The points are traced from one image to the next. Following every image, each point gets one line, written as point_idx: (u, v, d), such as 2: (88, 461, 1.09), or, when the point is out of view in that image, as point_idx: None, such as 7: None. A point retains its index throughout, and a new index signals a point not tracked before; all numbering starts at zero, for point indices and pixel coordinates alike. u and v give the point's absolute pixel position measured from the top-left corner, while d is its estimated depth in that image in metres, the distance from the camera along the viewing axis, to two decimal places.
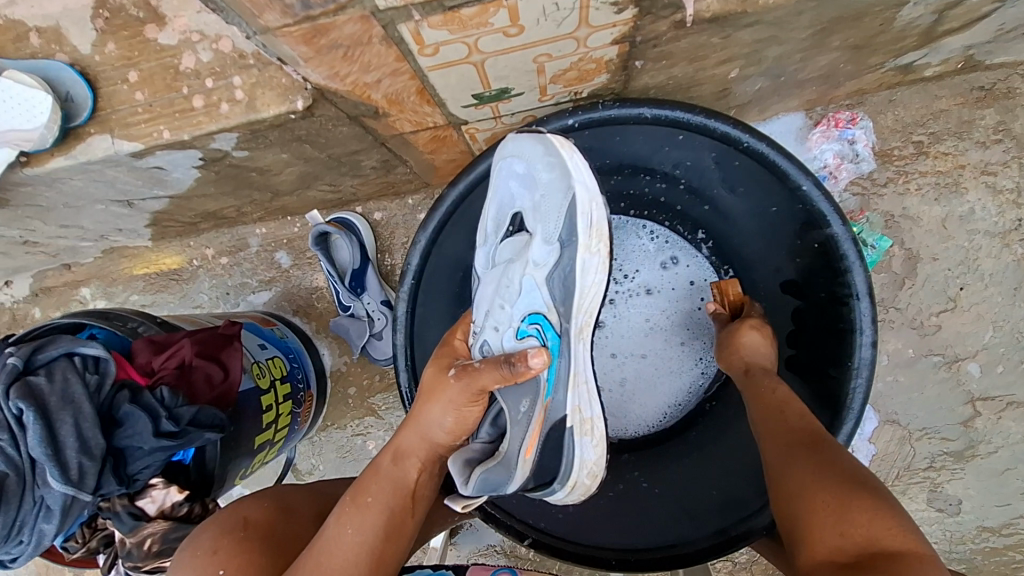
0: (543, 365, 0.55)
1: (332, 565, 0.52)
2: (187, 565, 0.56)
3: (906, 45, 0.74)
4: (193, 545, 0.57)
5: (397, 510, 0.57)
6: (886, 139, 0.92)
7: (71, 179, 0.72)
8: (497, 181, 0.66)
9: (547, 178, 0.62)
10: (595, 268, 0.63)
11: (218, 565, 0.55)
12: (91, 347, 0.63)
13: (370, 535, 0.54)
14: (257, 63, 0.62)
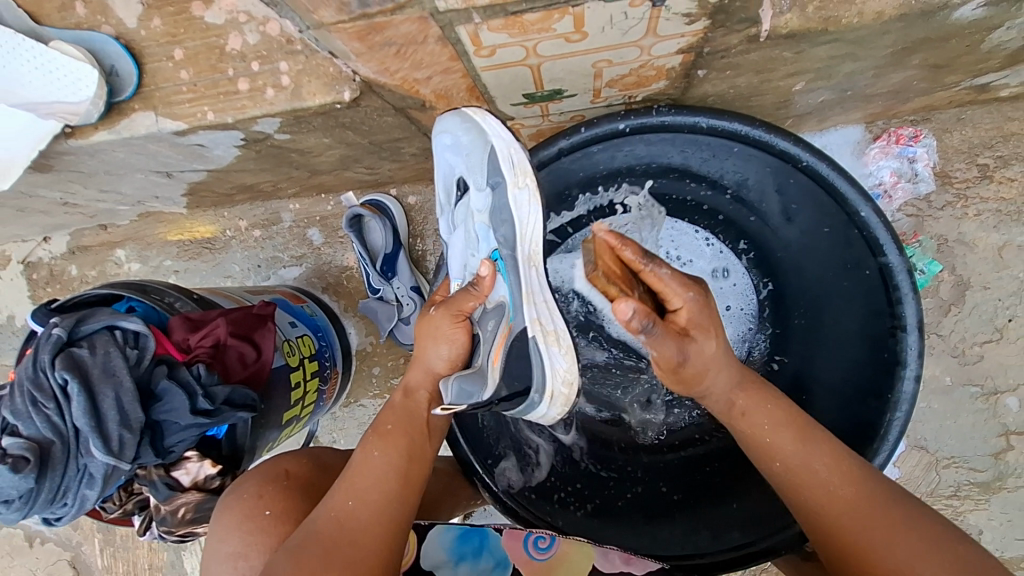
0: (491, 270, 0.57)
1: (363, 484, 0.55)
2: (235, 508, 0.60)
3: (989, 66, 0.69)
4: (239, 489, 0.61)
5: (419, 439, 0.60)
6: (949, 159, 0.87)
7: (113, 152, 0.72)
8: (436, 156, 0.65)
9: (470, 139, 0.60)
10: (529, 200, 0.57)
11: (265, 507, 0.59)
12: (132, 321, 0.65)
13: (396, 458, 0.58)
14: (305, 50, 0.60)
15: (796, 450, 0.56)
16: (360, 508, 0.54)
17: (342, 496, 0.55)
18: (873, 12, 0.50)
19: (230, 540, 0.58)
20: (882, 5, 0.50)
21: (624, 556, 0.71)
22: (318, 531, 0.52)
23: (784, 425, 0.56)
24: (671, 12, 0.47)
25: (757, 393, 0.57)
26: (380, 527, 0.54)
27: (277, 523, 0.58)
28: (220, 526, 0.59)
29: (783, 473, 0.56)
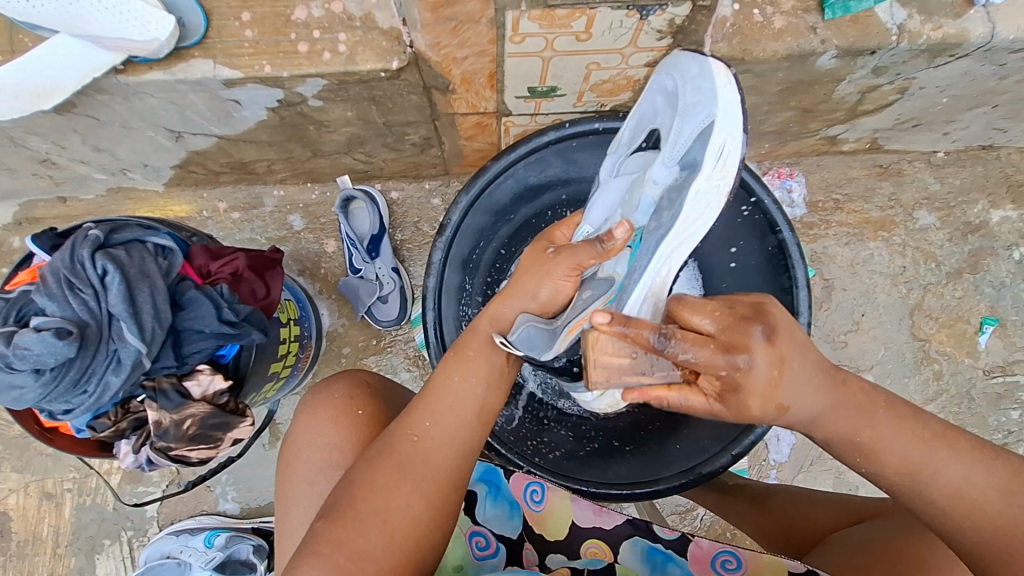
0: (627, 234, 0.62)
1: (440, 402, 0.64)
2: (327, 405, 0.68)
3: (837, 117, 0.99)
4: (328, 392, 0.69)
5: (497, 366, 0.66)
6: (813, 192, 1.18)
7: (151, 96, 0.79)
8: (646, 94, 0.70)
9: (694, 92, 0.62)
10: (712, 200, 0.59)
11: (357, 406, 0.68)
12: (161, 237, 0.70)
13: (473, 383, 0.65)
14: (362, 26, 0.74)
15: (919, 455, 0.56)
16: (434, 429, 0.63)
17: (420, 416, 0.64)
18: (771, 50, 0.75)
19: (318, 433, 0.66)
20: (777, 46, 0.75)
21: (595, 509, 0.84)
22: (389, 447, 0.62)
23: (892, 423, 0.56)
24: (650, 27, 0.69)
25: (850, 408, 0.57)
26: (452, 443, 0.64)
27: (362, 424, 0.67)
28: (309, 420, 0.68)
29: (901, 481, 0.57)
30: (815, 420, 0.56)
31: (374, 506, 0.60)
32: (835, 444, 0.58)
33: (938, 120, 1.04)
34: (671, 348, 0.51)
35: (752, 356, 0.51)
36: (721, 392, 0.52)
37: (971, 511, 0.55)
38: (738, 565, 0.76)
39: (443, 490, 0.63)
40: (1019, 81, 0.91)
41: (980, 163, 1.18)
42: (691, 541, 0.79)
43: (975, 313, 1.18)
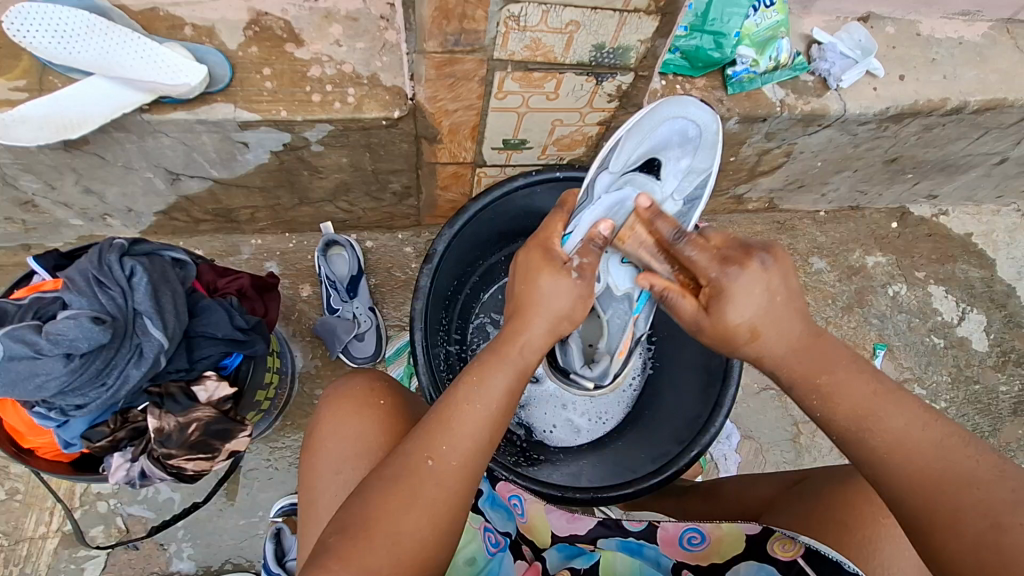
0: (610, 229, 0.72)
1: (459, 422, 0.62)
2: (350, 397, 0.75)
3: (742, 177, 1.24)
4: (351, 385, 0.76)
5: (515, 387, 0.66)
6: (729, 243, 1.42)
7: (167, 135, 0.88)
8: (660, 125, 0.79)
9: (704, 143, 0.82)
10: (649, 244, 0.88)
11: (378, 397, 0.75)
12: (177, 251, 0.76)
13: (489, 404, 0.63)
14: (369, 83, 0.89)
15: (868, 405, 0.59)
16: (453, 452, 0.61)
17: (440, 438, 0.61)
18: None
19: (345, 424, 0.72)
20: None
21: (569, 515, 0.86)
22: (404, 471, 0.60)
23: (854, 379, 0.60)
24: (603, 91, 0.88)
25: (807, 356, 0.63)
26: (469, 466, 0.61)
27: (382, 413, 0.73)
28: (336, 417, 0.74)
29: (847, 426, 0.59)
30: (780, 360, 0.64)
31: (386, 527, 0.57)
32: (787, 376, 0.63)
33: (817, 182, 1.32)
34: (683, 242, 0.67)
35: (744, 272, 0.63)
36: (708, 297, 0.65)
37: (910, 472, 0.55)
38: (704, 540, 0.80)
39: (453, 511, 0.60)
40: (869, 149, 1.20)
41: (852, 220, 1.48)
42: (657, 526, 0.83)
43: (868, 340, 1.42)
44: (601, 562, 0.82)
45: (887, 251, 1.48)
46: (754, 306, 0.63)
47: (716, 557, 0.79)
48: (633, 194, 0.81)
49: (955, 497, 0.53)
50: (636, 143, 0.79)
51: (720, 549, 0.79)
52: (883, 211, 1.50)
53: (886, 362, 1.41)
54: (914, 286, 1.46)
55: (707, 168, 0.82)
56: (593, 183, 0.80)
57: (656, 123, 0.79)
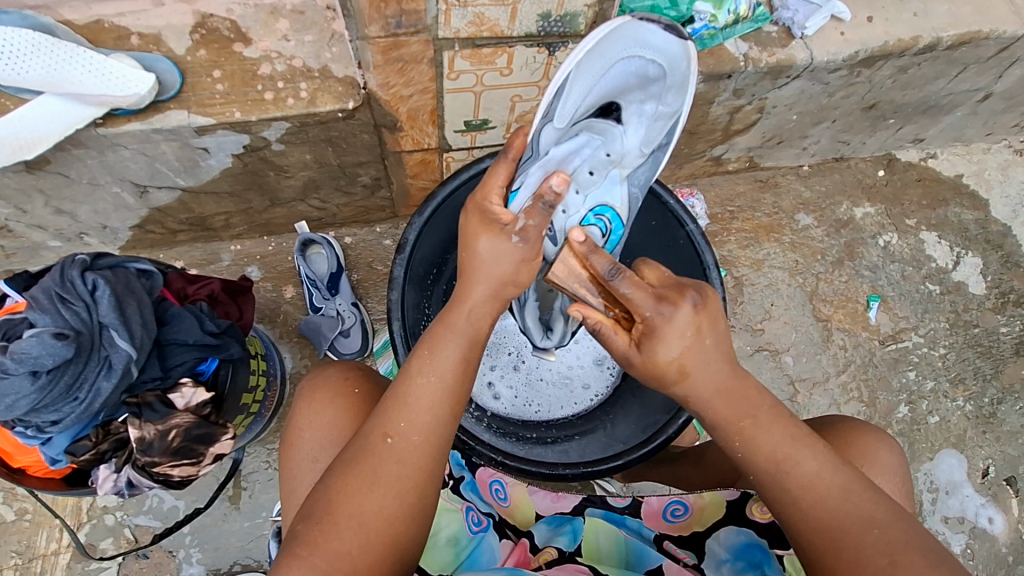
0: (563, 185, 0.61)
1: (415, 399, 0.61)
2: (325, 387, 0.72)
3: (716, 137, 1.23)
4: (324, 375, 0.73)
5: (471, 355, 0.64)
6: (712, 206, 1.41)
7: (126, 148, 0.88)
8: (615, 66, 0.73)
9: (671, 82, 0.75)
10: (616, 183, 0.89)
11: (352, 386, 0.73)
12: (142, 262, 0.76)
13: (443, 376, 0.62)
14: (320, 76, 0.88)
15: (788, 450, 0.62)
16: (413, 426, 0.60)
17: (395, 415, 0.60)
18: None
19: (320, 413, 0.70)
20: None
21: (554, 495, 0.84)
22: (365, 450, 0.59)
23: (774, 429, 0.63)
24: (557, 61, 0.87)
25: (735, 399, 0.63)
26: (432, 438, 0.60)
27: (357, 401, 0.72)
28: (311, 408, 0.71)
29: (768, 469, 0.62)
30: (707, 402, 0.63)
31: (349, 509, 0.56)
32: (718, 430, 0.64)
33: (795, 135, 1.30)
34: (619, 280, 0.62)
35: (678, 311, 0.61)
36: (641, 334, 0.62)
37: (821, 512, 0.60)
38: (687, 510, 0.79)
39: (420, 487, 0.59)
40: (844, 96, 1.18)
41: (837, 172, 1.45)
42: (643, 501, 0.82)
43: (861, 293, 1.40)
44: (585, 547, 0.80)
45: (875, 200, 1.45)
46: (685, 346, 0.61)
47: (698, 526, 0.79)
48: (590, 141, 0.81)
49: (858, 539, 0.58)
50: (585, 89, 0.74)
51: (702, 517, 0.79)
52: (868, 160, 1.47)
53: (880, 313, 1.39)
54: (905, 234, 1.43)
55: (672, 111, 0.78)
56: (541, 136, 0.76)
57: (609, 62, 0.72)
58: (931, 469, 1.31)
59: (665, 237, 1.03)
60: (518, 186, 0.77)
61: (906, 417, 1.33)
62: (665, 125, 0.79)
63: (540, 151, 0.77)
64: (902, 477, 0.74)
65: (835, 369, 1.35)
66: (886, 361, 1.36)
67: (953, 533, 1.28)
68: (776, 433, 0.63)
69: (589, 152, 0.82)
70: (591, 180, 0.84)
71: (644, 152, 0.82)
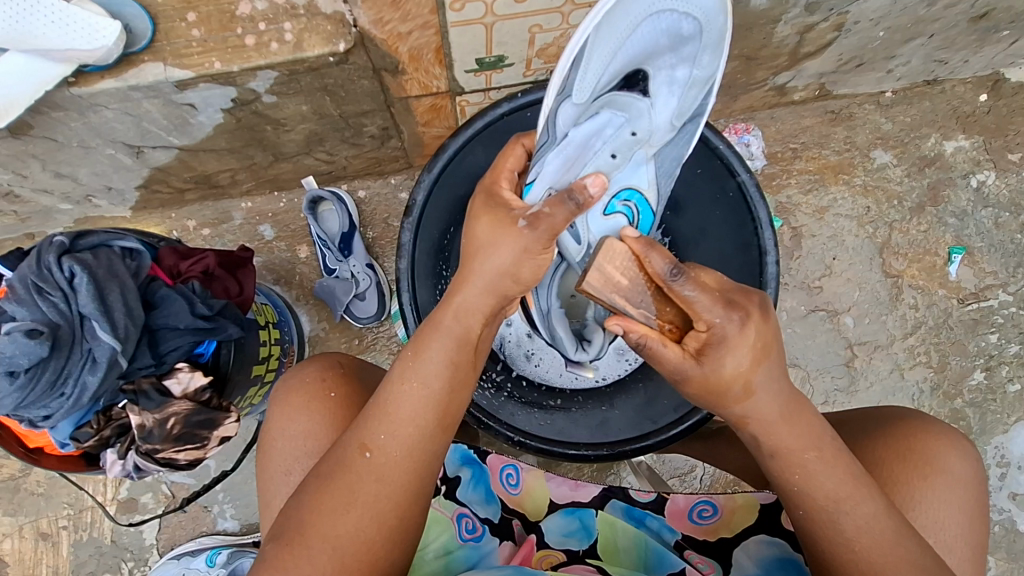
0: (602, 189, 0.56)
1: (397, 414, 0.58)
2: (299, 389, 0.65)
3: (781, 63, 1.03)
4: (300, 374, 0.66)
5: (460, 359, 0.60)
6: (770, 144, 1.22)
7: (106, 108, 0.80)
8: (639, 28, 0.63)
9: (706, 40, 0.65)
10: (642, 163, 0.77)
11: (329, 388, 0.65)
12: (127, 240, 0.70)
13: (427, 385, 0.59)
14: (306, 13, 0.76)
15: (849, 491, 0.58)
16: (393, 442, 0.57)
17: (375, 429, 0.58)
18: None
19: (292, 421, 0.64)
20: None
21: (573, 483, 0.77)
22: (341, 465, 0.57)
23: (836, 468, 0.59)
24: None
25: (793, 426, 0.60)
26: (411, 454, 0.58)
27: (332, 407, 0.65)
28: (283, 413, 0.65)
29: (823, 509, 0.59)
30: (769, 426, 0.60)
31: (322, 531, 0.55)
32: (778, 456, 0.60)
33: (880, 57, 1.08)
34: (681, 282, 0.57)
35: (748, 320, 0.58)
36: (702, 343, 0.59)
37: (880, 557, 0.56)
38: (715, 513, 0.74)
39: (400, 507, 0.57)
40: (949, 6, 0.95)
41: (928, 98, 1.22)
42: (667, 497, 0.76)
43: (942, 244, 1.21)
44: (602, 546, 0.75)
45: (972, 131, 1.23)
46: (750, 358, 0.58)
47: (726, 532, 0.73)
48: (612, 121, 0.69)
49: None
50: (607, 56, 0.64)
51: (731, 521, 0.73)
52: (969, 82, 1.22)
53: (963, 268, 1.21)
54: (1004, 173, 1.22)
55: (708, 76, 0.67)
56: (557, 115, 0.65)
57: (635, 25, 0.62)
58: (1004, 443, 1.18)
59: (710, 188, 0.92)
60: (533, 178, 0.67)
61: (981, 384, 1.19)
62: (700, 92, 0.69)
63: (556, 136, 0.67)
64: (972, 488, 0.65)
65: (902, 331, 1.20)
66: (963, 323, 1.20)
67: (1021, 510, 1.17)
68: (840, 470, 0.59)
69: (611, 133, 0.70)
70: (614, 165, 0.72)
71: (674, 126, 0.71)
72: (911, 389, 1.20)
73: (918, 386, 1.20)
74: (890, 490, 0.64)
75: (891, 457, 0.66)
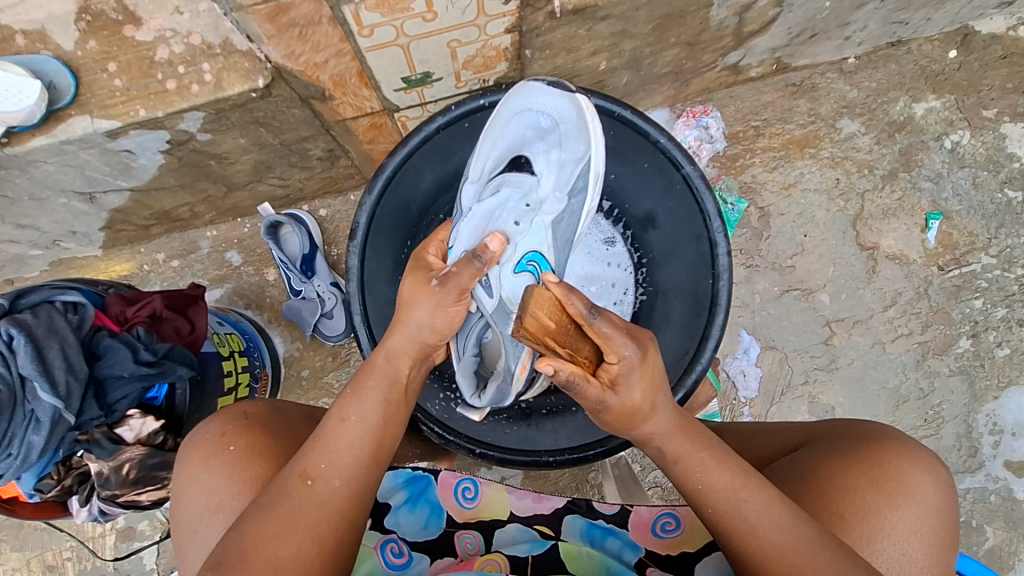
0: (501, 244, 0.58)
1: (337, 444, 0.60)
2: (200, 448, 0.66)
3: (726, 44, 1.00)
4: (201, 432, 0.67)
5: (392, 397, 0.64)
6: (731, 124, 1.18)
7: (45, 162, 0.82)
8: (509, 120, 0.72)
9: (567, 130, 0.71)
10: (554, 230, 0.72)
11: (228, 442, 0.66)
12: (70, 295, 0.71)
13: (365, 420, 0.62)
14: (223, 52, 0.76)
15: (741, 483, 0.60)
16: (333, 471, 0.59)
17: (316, 457, 0.60)
18: None
19: (195, 480, 0.65)
20: None
21: (535, 495, 0.80)
22: (282, 494, 0.57)
23: (721, 467, 0.61)
24: None
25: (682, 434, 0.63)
26: (353, 478, 0.60)
27: (232, 460, 0.65)
28: (187, 472, 0.66)
29: (723, 503, 0.60)
30: (663, 438, 0.64)
31: (264, 554, 0.54)
32: (679, 459, 0.63)
33: (833, 25, 1.04)
34: (598, 321, 0.56)
35: (647, 354, 0.59)
36: (613, 375, 0.59)
37: (783, 540, 0.57)
38: (678, 526, 0.75)
39: (338, 533, 0.58)
40: None
41: (893, 60, 1.18)
42: (632, 510, 0.77)
43: (918, 211, 1.18)
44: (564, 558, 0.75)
45: (943, 90, 1.18)
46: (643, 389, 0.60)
47: (687, 547, 0.74)
48: (512, 196, 0.69)
49: (812, 566, 0.54)
50: (489, 145, 0.73)
51: (691, 536, 0.74)
52: (936, 39, 1.17)
53: (941, 233, 1.17)
54: (979, 131, 1.17)
55: (580, 155, 0.70)
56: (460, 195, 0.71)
57: (504, 119, 0.72)
58: (994, 410, 1.16)
59: (658, 183, 0.90)
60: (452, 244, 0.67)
61: (967, 352, 1.16)
62: (575, 170, 0.70)
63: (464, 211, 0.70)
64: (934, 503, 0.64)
65: (880, 304, 1.17)
66: (945, 290, 1.17)
67: (1016, 477, 1.15)
68: (723, 467, 0.61)
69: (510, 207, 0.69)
70: (518, 232, 0.67)
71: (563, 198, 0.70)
72: (894, 362, 1.17)
73: (902, 359, 1.17)
74: (857, 518, 0.62)
75: (859, 483, 0.64)
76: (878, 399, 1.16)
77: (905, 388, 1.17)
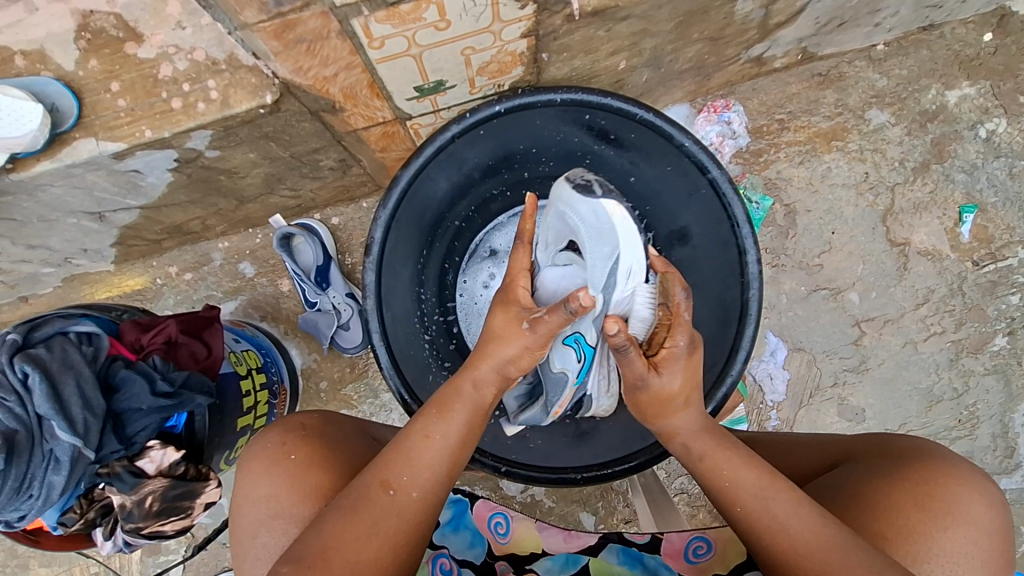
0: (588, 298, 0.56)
1: (421, 459, 0.60)
2: (259, 455, 0.65)
3: (751, 37, 0.95)
4: (262, 441, 0.66)
5: (475, 421, 0.64)
6: (755, 118, 1.14)
7: (53, 186, 0.80)
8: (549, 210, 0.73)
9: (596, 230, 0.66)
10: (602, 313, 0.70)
11: (288, 450, 0.65)
12: (84, 324, 0.69)
13: (448, 436, 0.62)
14: (228, 68, 0.73)
15: (767, 483, 0.61)
16: (413, 485, 0.59)
17: (399, 469, 0.59)
18: None
19: (257, 485, 0.64)
20: None
21: (565, 534, 0.78)
22: (365, 499, 0.57)
23: (746, 467, 0.63)
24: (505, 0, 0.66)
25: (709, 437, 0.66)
26: (430, 497, 0.59)
27: (294, 469, 0.64)
28: (244, 478, 0.65)
29: (749, 504, 0.61)
30: (690, 437, 0.66)
31: (344, 554, 0.53)
32: (705, 458, 0.65)
33: (862, 13, 0.99)
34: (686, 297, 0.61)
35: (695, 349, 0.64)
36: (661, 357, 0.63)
37: (810, 535, 0.57)
38: (710, 549, 0.74)
39: (413, 543, 0.58)
40: None
41: (925, 46, 1.12)
42: (662, 538, 0.75)
43: (952, 204, 1.13)
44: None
45: (978, 76, 1.12)
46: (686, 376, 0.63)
47: (720, 568, 0.73)
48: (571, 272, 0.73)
49: (842, 562, 0.54)
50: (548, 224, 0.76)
51: (725, 557, 0.73)
52: (970, 22, 1.12)
53: (975, 227, 1.13)
54: (1016, 118, 1.12)
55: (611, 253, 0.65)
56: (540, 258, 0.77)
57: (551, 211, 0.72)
58: None
59: (682, 187, 0.87)
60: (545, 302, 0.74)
61: (1003, 350, 1.12)
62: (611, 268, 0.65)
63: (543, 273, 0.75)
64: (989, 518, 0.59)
65: (912, 302, 1.13)
66: (979, 286, 1.13)
67: None
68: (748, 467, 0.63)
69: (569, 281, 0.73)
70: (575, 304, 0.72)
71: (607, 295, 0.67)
72: (927, 362, 1.13)
73: (934, 358, 1.13)
74: (904, 538, 0.58)
75: (905, 501, 0.59)
76: (909, 400, 1.13)
77: (938, 388, 1.13)
